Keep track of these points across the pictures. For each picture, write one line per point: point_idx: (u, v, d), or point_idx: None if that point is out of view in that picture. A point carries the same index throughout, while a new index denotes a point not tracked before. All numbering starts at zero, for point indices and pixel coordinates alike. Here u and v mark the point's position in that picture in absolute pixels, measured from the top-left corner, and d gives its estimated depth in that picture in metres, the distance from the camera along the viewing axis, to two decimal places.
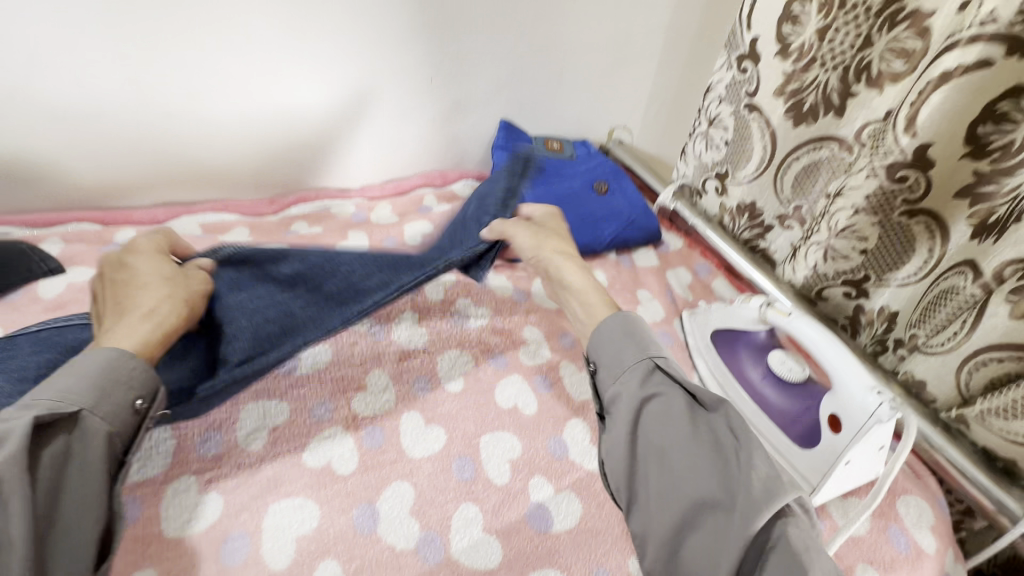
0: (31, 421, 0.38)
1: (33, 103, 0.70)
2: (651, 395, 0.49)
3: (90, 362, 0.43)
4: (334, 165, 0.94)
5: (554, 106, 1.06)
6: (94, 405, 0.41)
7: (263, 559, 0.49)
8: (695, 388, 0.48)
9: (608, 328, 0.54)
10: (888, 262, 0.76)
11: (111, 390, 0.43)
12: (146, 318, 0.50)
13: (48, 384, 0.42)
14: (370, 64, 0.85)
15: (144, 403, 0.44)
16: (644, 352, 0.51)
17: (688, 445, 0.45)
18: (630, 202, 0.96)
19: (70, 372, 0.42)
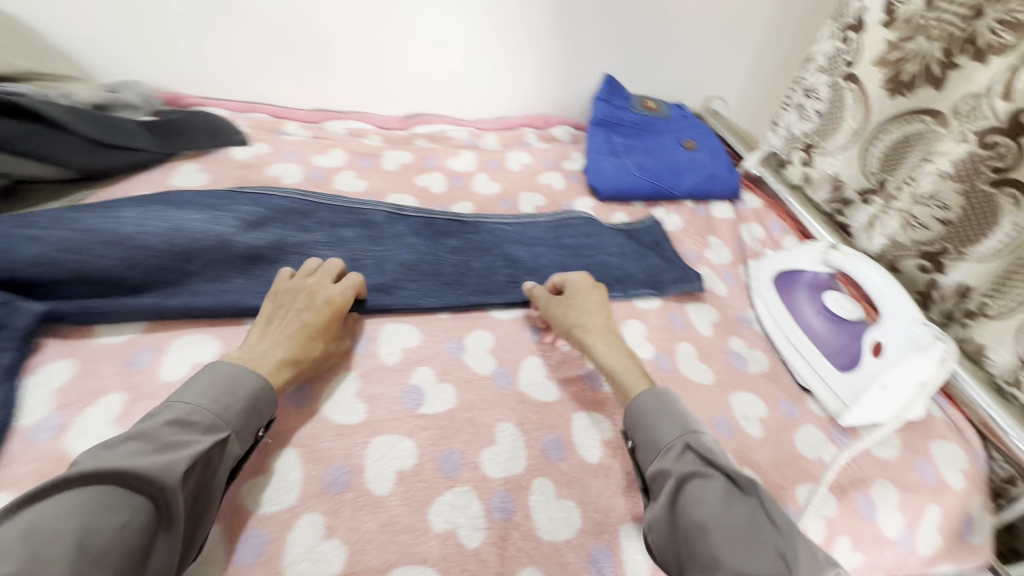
0: (204, 437, 0.44)
1: (246, 11, 0.88)
2: (694, 473, 0.48)
3: (244, 380, 0.50)
4: (455, 97, 1.08)
5: (658, 67, 1.14)
6: (240, 428, 0.48)
7: (377, 355, 0.63)
8: (733, 470, 0.47)
9: (646, 398, 0.55)
10: (969, 236, 0.77)
11: (248, 417, 0.49)
12: (283, 338, 0.56)
13: (198, 400, 0.47)
14: (504, 9, 0.97)
15: (263, 433, 0.50)
16: (677, 432, 0.52)
17: (734, 526, 0.44)
18: (715, 158, 1.02)
19: (212, 384, 0.48)
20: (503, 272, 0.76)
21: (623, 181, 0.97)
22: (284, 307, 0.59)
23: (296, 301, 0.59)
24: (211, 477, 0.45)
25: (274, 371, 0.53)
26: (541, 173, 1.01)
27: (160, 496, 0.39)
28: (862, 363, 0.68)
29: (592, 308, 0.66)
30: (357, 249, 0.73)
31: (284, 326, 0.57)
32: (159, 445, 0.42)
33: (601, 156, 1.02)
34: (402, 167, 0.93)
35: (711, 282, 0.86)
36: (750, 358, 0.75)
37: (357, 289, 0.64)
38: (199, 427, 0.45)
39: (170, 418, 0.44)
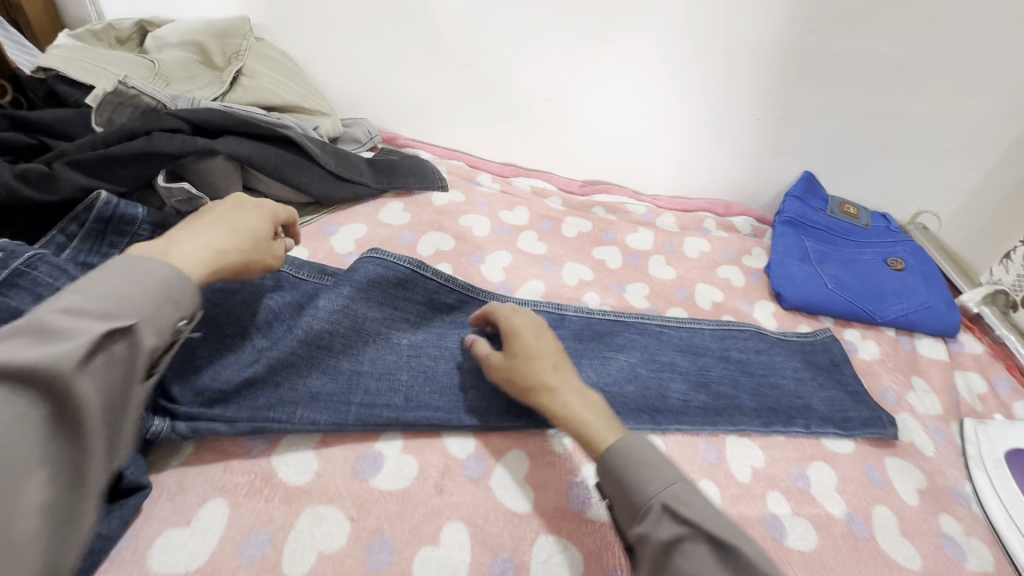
0: (100, 326, 0.37)
1: (471, 72, 0.95)
2: (684, 538, 0.43)
3: (144, 269, 0.41)
4: (639, 172, 1.07)
5: (867, 173, 1.04)
6: (152, 316, 0.40)
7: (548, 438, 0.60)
8: (714, 527, 0.43)
9: (624, 448, 0.49)
10: None
11: (160, 309, 0.41)
12: (213, 232, 0.49)
13: (96, 291, 0.39)
14: (711, 97, 0.95)
15: (183, 325, 0.43)
16: (657, 486, 0.46)
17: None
18: (929, 287, 0.89)
19: (139, 284, 0.41)
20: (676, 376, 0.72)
21: (814, 294, 0.88)
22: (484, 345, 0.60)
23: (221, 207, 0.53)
24: (118, 375, 0.38)
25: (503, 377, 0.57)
26: (719, 265, 0.95)
27: (56, 390, 0.34)
28: None
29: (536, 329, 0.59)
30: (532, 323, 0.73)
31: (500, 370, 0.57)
32: (42, 333, 0.35)
33: (789, 259, 0.94)
34: (580, 236, 0.93)
35: (916, 436, 0.73)
36: (968, 549, 0.62)
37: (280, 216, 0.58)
38: (97, 313, 0.37)
39: (62, 309, 0.37)
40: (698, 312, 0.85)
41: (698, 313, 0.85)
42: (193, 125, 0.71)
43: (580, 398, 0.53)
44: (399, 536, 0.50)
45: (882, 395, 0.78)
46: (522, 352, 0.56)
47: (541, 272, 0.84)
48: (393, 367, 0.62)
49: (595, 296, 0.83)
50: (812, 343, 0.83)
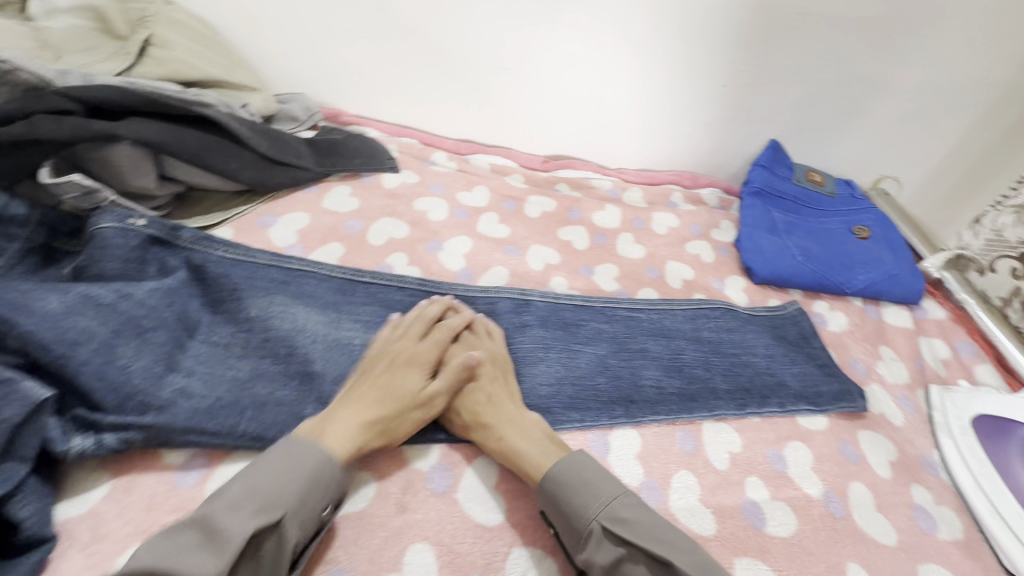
0: (248, 525, 0.40)
1: (420, 39, 0.86)
2: (628, 562, 0.45)
3: (304, 461, 0.45)
4: (604, 143, 1.01)
5: (832, 140, 1.02)
6: (297, 507, 0.43)
7: None
8: (651, 544, 0.46)
9: (562, 470, 0.50)
10: None
11: (309, 493, 0.45)
12: (364, 403, 0.51)
13: (268, 475, 0.44)
14: (675, 64, 0.90)
15: (328, 512, 0.46)
16: (597, 505, 0.48)
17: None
18: (893, 255, 0.89)
19: (293, 463, 0.45)
20: (653, 361, 0.69)
21: (784, 266, 0.86)
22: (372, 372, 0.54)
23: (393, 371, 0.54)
24: (267, 563, 0.41)
25: (342, 437, 0.49)
26: (688, 241, 0.92)
27: (261, 543, 0.41)
28: None
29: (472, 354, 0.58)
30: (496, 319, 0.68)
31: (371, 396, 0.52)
32: (207, 535, 0.40)
33: (758, 231, 0.92)
34: (544, 215, 0.88)
35: (886, 407, 0.73)
36: (939, 518, 0.62)
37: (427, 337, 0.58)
38: (253, 508, 0.42)
39: (251, 504, 0.42)
40: (669, 291, 0.82)
41: (669, 292, 0.82)
42: (87, 106, 0.60)
43: (515, 425, 0.54)
44: (357, 566, 0.45)
45: (853, 368, 0.78)
46: (453, 385, 0.55)
47: (504, 257, 0.78)
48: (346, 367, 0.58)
49: (562, 280, 0.78)
50: (781, 317, 0.81)
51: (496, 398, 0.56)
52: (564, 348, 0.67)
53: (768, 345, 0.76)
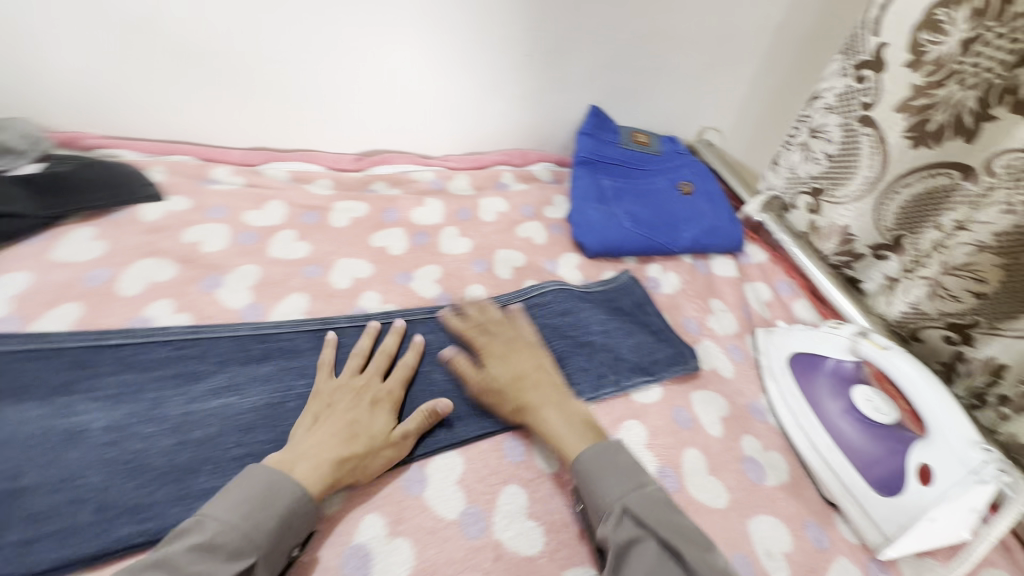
0: (224, 560, 0.41)
1: (160, 36, 0.73)
2: (630, 539, 0.46)
3: (255, 479, 0.46)
4: (421, 130, 0.94)
5: (648, 99, 1.02)
6: (270, 550, 0.44)
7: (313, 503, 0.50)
8: (670, 534, 0.46)
9: (595, 454, 0.52)
10: (1005, 309, 0.68)
11: (284, 534, 0.45)
12: (328, 440, 0.50)
13: (226, 508, 0.44)
14: (465, 41, 0.85)
15: (297, 550, 0.47)
16: (619, 493, 0.49)
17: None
18: (713, 206, 0.91)
19: (247, 489, 0.45)
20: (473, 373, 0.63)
21: (614, 236, 0.84)
22: (333, 404, 0.54)
23: (345, 402, 0.55)
24: None
25: (314, 469, 0.48)
26: (518, 224, 0.87)
27: None
28: (905, 488, 0.56)
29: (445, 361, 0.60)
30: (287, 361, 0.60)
31: (329, 426, 0.52)
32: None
33: (587, 203, 0.89)
34: (354, 223, 0.79)
35: (717, 361, 0.74)
36: (767, 466, 0.63)
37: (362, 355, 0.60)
38: (224, 552, 0.41)
39: (198, 538, 0.42)
40: (498, 284, 0.77)
41: (498, 285, 0.76)
42: None
43: (566, 421, 0.56)
44: None
45: (687, 328, 0.78)
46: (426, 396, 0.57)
47: (302, 281, 0.68)
48: (76, 469, 0.48)
49: (375, 294, 0.70)
50: (615, 288, 0.80)
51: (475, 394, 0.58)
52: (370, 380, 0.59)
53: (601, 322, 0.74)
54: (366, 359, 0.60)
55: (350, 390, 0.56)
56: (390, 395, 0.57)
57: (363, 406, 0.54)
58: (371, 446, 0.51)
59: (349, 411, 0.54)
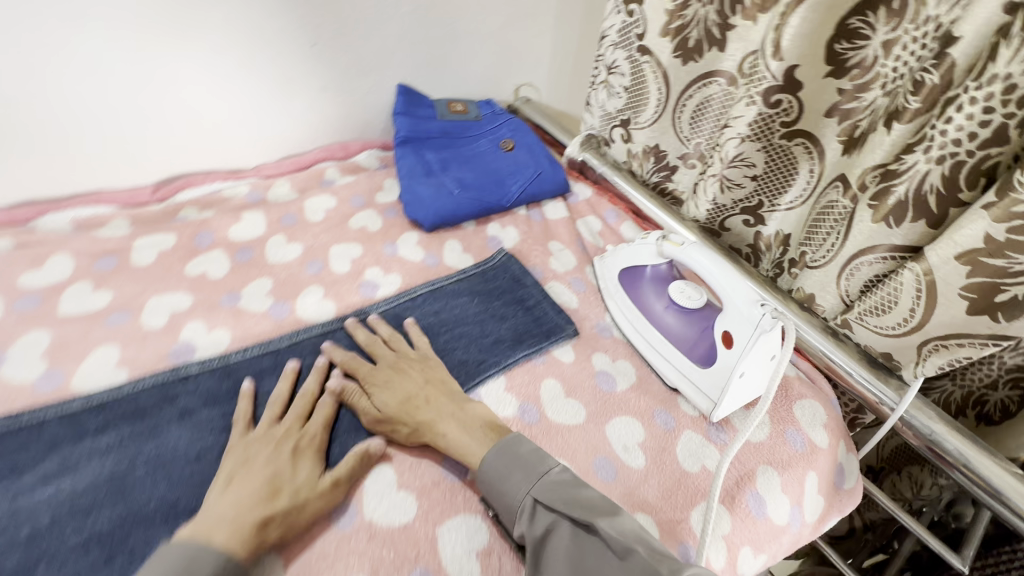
0: None
1: None
2: (545, 530, 0.49)
3: (170, 554, 0.43)
4: (225, 143, 0.89)
5: (456, 67, 1.04)
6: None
7: None
8: (579, 511, 0.47)
9: (490, 459, 0.53)
10: (776, 187, 0.79)
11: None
12: (247, 495, 0.48)
13: None
14: (236, 39, 0.80)
15: None
16: (526, 485, 0.51)
17: (592, 569, 0.45)
18: (534, 156, 0.96)
19: (162, 565, 0.42)
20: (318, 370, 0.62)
21: (445, 206, 0.86)
22: (249, 461, 0.51)
23: (260, 457, 0.51)
24: None
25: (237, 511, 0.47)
26: (351, 217, 0.86)
27: None
28: (717, 356, 0.65)
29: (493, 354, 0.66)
30: (105, 425, 0.54)
31: (244, 484, 0.49)
32: None
33: (415, 179, 0.89)
34: (162, 256, 0.73)
35: (562, 296, 0.80)
36: (617, 373, 0.70)
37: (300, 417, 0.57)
38: None
39: None
40: (336, 280, 0.75)
41: (337, 281, 0.75)
42: None
43: (499, 403, 0.59)
44: None
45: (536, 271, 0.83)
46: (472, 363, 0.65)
47: (107, 331, 0.62)
48: None
49: (200, 322, 0.66)
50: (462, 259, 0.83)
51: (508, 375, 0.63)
52: (205, 413, 0.56)
53: (451, 293, 0.76)
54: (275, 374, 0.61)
55: (268, 443, 0.53)
56: (313, 439, 0.55)
57: (284, 456, 0.52)
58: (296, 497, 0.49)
59: (269, 465, 0.51)
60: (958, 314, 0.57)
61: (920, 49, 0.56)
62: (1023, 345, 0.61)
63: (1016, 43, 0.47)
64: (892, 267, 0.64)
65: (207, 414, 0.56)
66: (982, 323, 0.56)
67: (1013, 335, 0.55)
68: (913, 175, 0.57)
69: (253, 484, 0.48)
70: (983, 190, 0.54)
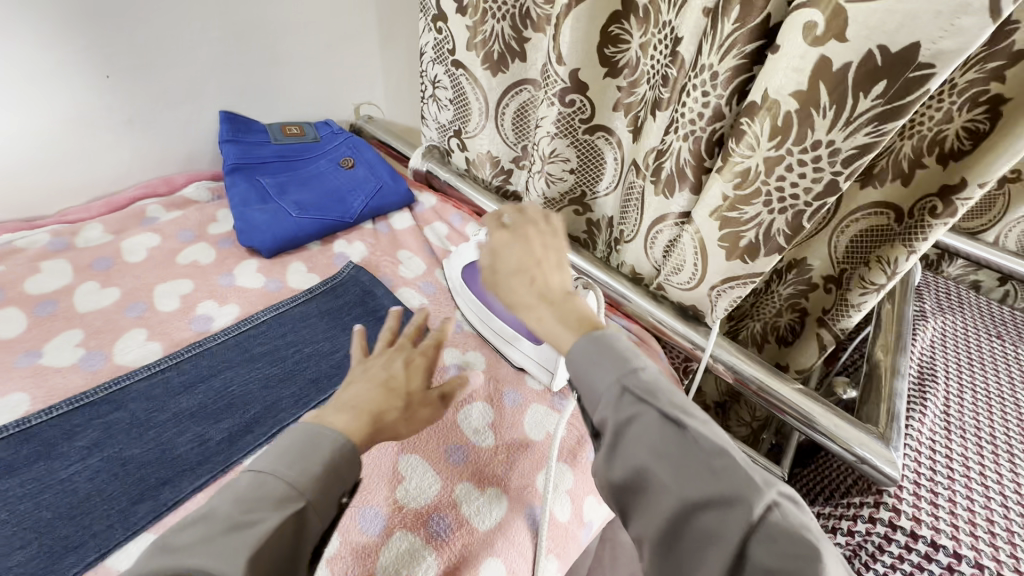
0: (274, 513, 0.37)
1: None
2: (627, 416, 0.43)
3: (290, 438, 0.41)
4: (13, 190, 0.80)
5: (283, 90, 1.03)
6: (319, 498, 0.39)
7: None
8: (671, 405, 0.43)
9: (586, 346, 0.48)
10: (592, 176, 0.91)
11: (331, 483, 0.41)
12: (371, 396, 0.47)
13: (280, 468, 0.39)
14: (8, 74, 0.72)
15: (346, 498, 0.43)
16: (614, 373, 0.45)
17: (677, 463, 0.40)
18: (374, 171, 0.98)
19: (289, 445, 0.41)
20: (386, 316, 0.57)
21: (284, 229, 0.85)
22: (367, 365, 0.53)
23: (383, 359, 0.53)
24: (308, 531, 0.39)
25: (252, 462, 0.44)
26: (179, 252, 0.81)
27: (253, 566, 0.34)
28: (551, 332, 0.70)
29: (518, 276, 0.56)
30: None
31: (361, 384, 0.49)
32: (227, 527, 0.36)
33: (249, 206, 0.87)
34: None
35: (413, 301, 0.82)
36: (467, 364, 0.73)
37: (397, 320, 0.56)
38: (272, 501, 0.38)
39: (262, 490, 0.38)
40: (163, 320, 0.71)
41: (163, 320, 0.70)
42: None
43: (557, 317, 0.52)
44: None
45: (387, 280, 0.85)
46: (506, 266, 0.57)
47: None
48: None
49: None
50: (304, 280, 0.82)
51: (541, 299, 0.53)
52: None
53: (296, 316, 0.75)
54: (87, 429, 0.57)
55: (391, 351, 0.54)
56: (424, 353, 0.54)
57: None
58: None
59: (385, 368, 0.52)
60: (722, 263, 0.67)
61: (664, 48, 0.68)
62: (790, 275, 0.73)
63: (717, 40, 0.56)
64: (678, 232, 0.74)
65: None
66: (738, 266, 0.66)
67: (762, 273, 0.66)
68: (674, 153, 0.68)
69: (370, 386, 0.48)
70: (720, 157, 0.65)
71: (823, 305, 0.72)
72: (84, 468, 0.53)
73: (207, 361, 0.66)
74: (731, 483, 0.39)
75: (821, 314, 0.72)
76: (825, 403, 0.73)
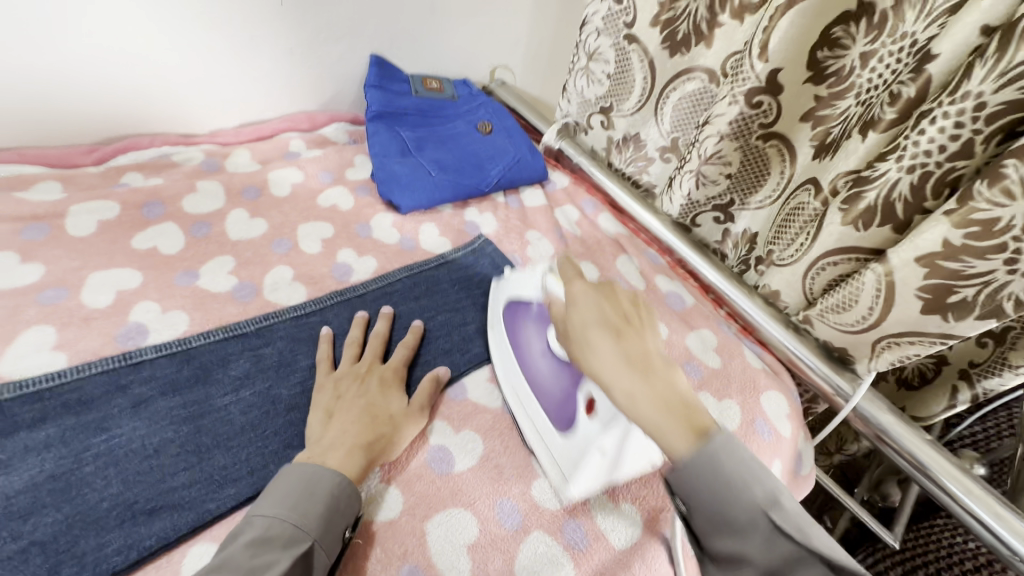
0: (284, 553, 0.41)
1: None
2: (686, 448, 0.44)
3: (285, 480, 0.45)
4: (176, 106, 0.81)
5: (432, 41, 0.99)
6: (324, 535, 0.44)
7: (414, 514, 0.50)
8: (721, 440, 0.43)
9: (643, 411, 0.47)
10: (748, 186, 0.80)
11: (332, 520, 0.45)
12: (356, 426, 0.51)
13: (278, 509, 0.43)
14: None
15: (350, 532, 0.47)
16: (672, 408, 0.46)
17: (712, 485, 0.42)
18: (513, 141, 0.94)
19: (286, 489, 0.45)
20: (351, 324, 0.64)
21: (422, 187, 0.82)
22: (341, 394, 0.55)
23: (351, 388, 0.55)
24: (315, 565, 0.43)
25: (347, 456, 0.49)
26: (319, 193, 0.80)
27: None
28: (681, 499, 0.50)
29: (587, 290, 0.53)
30: (37, 416, 0.48)
31: (344, 415, 0.52)
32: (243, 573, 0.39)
33: (388, 158, 0.84)
34: (104, 227, 0.65)
35: None
36: None
37: (379, 352, 0.61)
38: (280, 542, 0.42)
39: (265, 534, 0.42)
40: (306, 261, 0.70)
41: (307, 262, 0.70)
42: None
43: (620, 347, 0.48)
44: None
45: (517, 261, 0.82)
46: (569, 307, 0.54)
47: (39, 311, 0.55)
48: None
49: (152, 302, 0.59)
50: (436, 245, 0.80)
51: (602, 323, 0.50)
52: (161, 403, 0.51)
53: (430, 281, 0.73)
54: (242, 362, 0.57)
55: (355, 378, 0.57)
56: (395, 372, 0.59)
57: (373, 389, 0.56)
58: (393, 415, 0.54)
59: (361, 396, 0.55)
60: (917, 312, 0.62)
61: (897, 64, 0.58)
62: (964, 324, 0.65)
63: (990, 63, 0.49)
64: (857, 269, 0.67)
65: (164, 408, 0.51)
66: (935, 323, 0.60)
67: (959, 335, 0.60)
68: (885, 182, 0.60)
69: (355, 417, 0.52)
70: (946, 200, 0.58)
71: (972, 358, 0.67)
72: (239, 402, 0.53)
73: (349, 314, 0.65)
74: (768, 514, 0.39)
75: (966, 368, 0.67)
76: (983, 484, 0.63)
